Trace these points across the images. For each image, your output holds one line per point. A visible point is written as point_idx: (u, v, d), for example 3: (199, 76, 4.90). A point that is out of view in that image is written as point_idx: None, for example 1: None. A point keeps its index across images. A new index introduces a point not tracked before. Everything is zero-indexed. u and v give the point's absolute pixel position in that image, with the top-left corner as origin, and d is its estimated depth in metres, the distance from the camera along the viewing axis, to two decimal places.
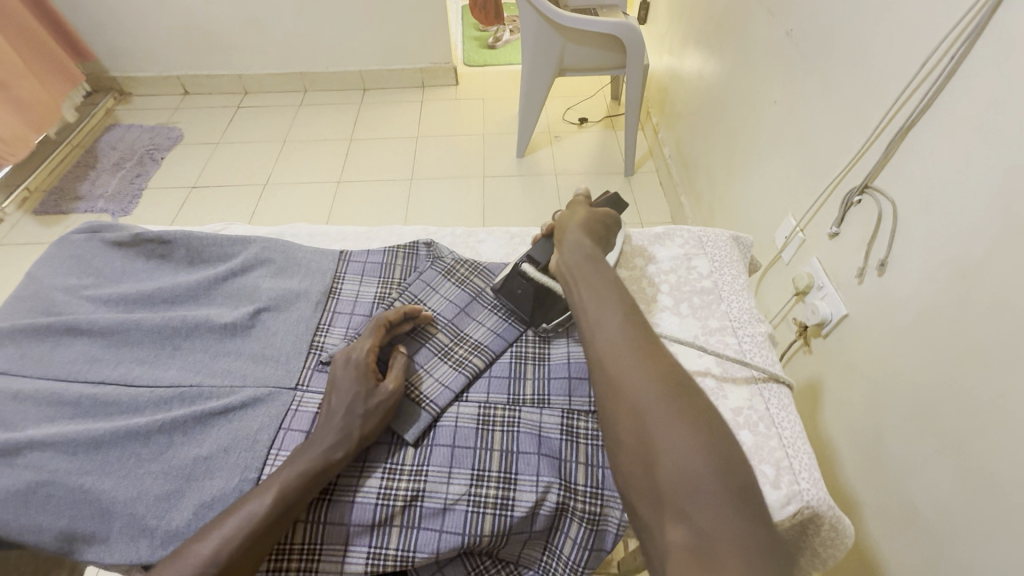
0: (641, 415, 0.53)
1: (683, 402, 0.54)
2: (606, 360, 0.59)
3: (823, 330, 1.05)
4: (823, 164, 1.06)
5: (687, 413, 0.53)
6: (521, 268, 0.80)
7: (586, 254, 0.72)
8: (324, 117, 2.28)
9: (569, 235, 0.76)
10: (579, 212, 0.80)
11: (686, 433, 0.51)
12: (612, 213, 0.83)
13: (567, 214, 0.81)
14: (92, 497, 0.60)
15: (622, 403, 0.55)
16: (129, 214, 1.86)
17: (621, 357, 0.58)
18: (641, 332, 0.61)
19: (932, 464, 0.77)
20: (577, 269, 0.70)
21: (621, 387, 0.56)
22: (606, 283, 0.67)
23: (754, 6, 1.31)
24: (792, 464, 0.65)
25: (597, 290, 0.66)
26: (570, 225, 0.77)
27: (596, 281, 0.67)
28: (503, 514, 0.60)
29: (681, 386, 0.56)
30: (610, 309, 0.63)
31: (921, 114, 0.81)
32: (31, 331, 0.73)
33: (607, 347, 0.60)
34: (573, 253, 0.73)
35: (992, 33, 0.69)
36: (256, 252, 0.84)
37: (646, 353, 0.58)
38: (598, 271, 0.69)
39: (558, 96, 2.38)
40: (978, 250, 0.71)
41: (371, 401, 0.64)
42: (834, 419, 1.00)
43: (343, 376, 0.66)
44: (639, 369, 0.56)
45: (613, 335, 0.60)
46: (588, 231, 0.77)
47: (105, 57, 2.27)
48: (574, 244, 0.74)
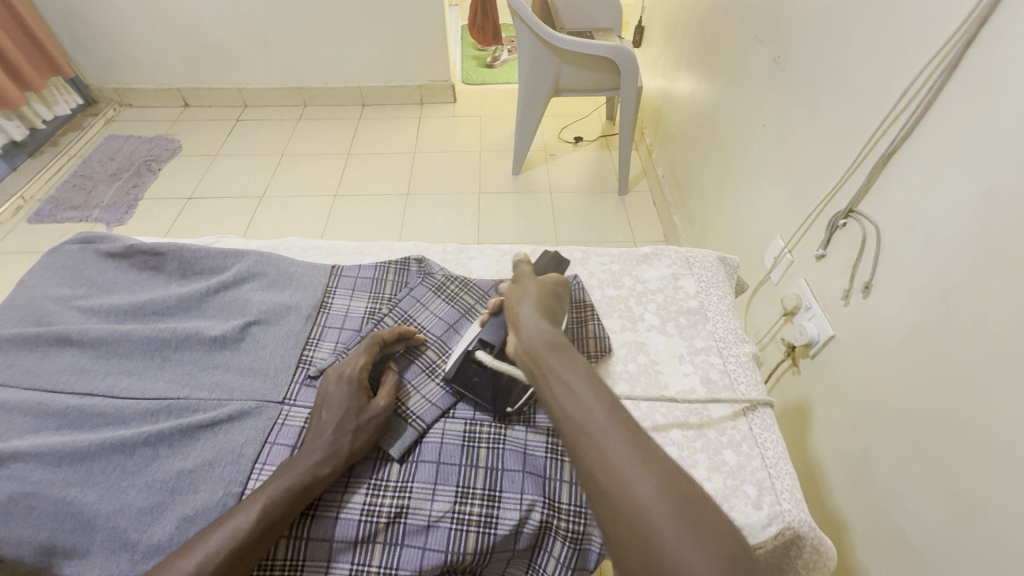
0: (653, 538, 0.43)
1: (690, 508, 0.45)
2: (596, 469, 0.48)
3: (809, 350, 1.07)
4: (810, 187, 1.08)
5: (693, 520, 0.44)
6: (473, 354, 0.71)
7: (547, 334, 0.63)
8: (323, 131, 2.31)
9: (526, 313, 0.67)
10: (530, 288, 0.72)
11: (705, 550, 0.41)
12: (559, 279, 0.76)
13: (516, 289, 0.73)
14: (75, 510, 0.60)
15: (627, 522, 0.44)
16: (124, 224, 1.87)
17: (613, 462, 0.48)
18: (627, 424, 0.51)
19: (919, 488, 0.77)
20: (542, 354, 0.60)
21: (623, 501, 0.45)
22: (578, 369, 0.57)
23: (743, 32, 1.35)
24: (774, 484, 0.66)
25: (569, 378, 0.56)
26: (522, 303, 0.69)
27: (564, 367, 0.57)
28: (486, 533, 0.60)
29: (681, 487, 0.46)
30: (589, 401, 0.53)
31: (902, 143, 0.84)
32: (20, 340, 0.74)
33: (595, 451, 0.49)
34: (533, 336, 0.63)
35: (968, 65, 0.72)
36: (248, 266, 0.85)
37: (640, 453, 0.48)
38: (564, 356, 0.59)
39: (554, 115, 2.43)
40: (958, 274, 0.73)
41: (362, 418, 0.65)
42: (822, 440, 1.01)
43: (335, 392, 0.66)
44: (637, 474, 0.46)
45: (598, 433, 0.50)
46: (544, 307, 0.69)
47: (107, 68, 2.30)
48: (532, 324, 0.65)
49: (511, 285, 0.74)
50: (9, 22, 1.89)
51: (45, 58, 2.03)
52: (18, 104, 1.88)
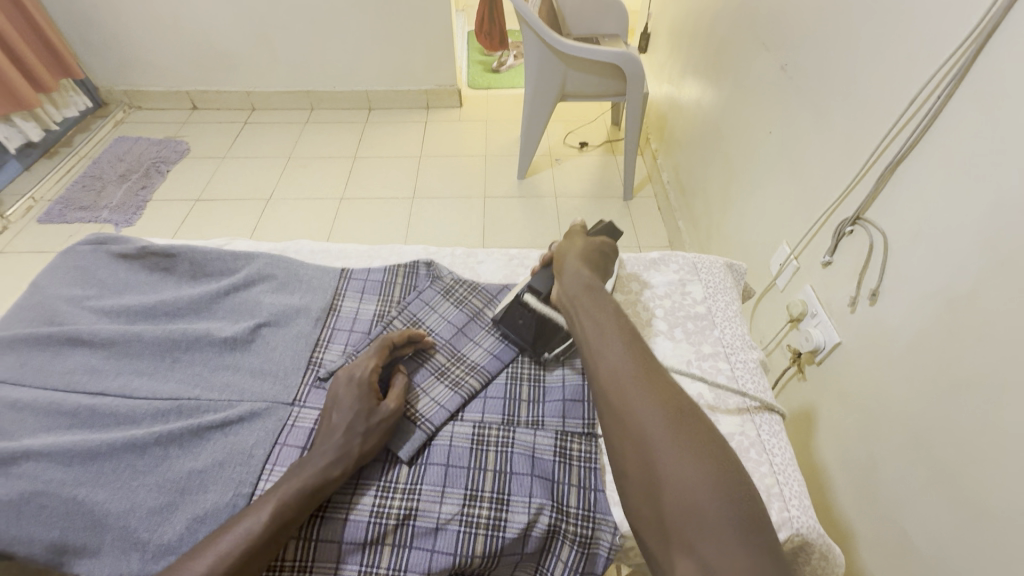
0: (648, 449, 0.48)
1: (690, 428, 0.49)
2: (609, 392, 0.53)
3: (816, 357, 1.06)
4: (816, 194, 1.09)
5: (688, 435, 0.48)
6: (521, 298, 0.79)
7: (586, 280, 0.67)
8: (330, 135, 2.33)
9: (569, 264, 0.72)
10: (577, 242, 0.77)
11: (694, 461, 0.47)
12: (608, 243, 0.80)
13: (565, 242, 0.78)
14: (86, 509, 0.60)
15: (628, 434, 0.50)
16: (132, 225, 1.88)
17: (624, 385, 0.53)
18: (642, 358, 0.56)
19: (925, 495, 0.77)
20: (577, 296, 0.65)
21: (626, 417, 0.51)
22: (609, 310, 0.62)
23: (750, 39, 1.36)
24: (782, 490, 0.66)
25: (599, 319, 0.61)
26: (568, 254, 0.74)
27: (596, 308, 0.63)
28: (495, 536, 0.60)
29: (687, 411, 0.51)
30: (612, 337, 0.58)
31: (909, 151, 0.84)
32: (33, 340, 0.74)
33: (611, 375, 0.54)
34: (572, 281, 0.68)
35: (977, 74, 0.72)
36: (259, 268, 0.86)
37: (649, 380, 0.53)
38: (597, 299, 0.64)
39: (559, 120, 2.44)
40: (965, 282, 0.73)
41: (373, 419, 0.65)
42: (827, 447, 1.01)
43: (345, 393, 0.67)
44: (642, 398, 0.51)
45: (615, 363, 0.55)
46: (587, 260, 0.73)
47: (118, 70, 2.32)
48: (573, 272, 0.70)
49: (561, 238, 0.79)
50: (19, 21, 1.90)
51: (56, 60, 2.05)
52: (34, 105, 1.91)
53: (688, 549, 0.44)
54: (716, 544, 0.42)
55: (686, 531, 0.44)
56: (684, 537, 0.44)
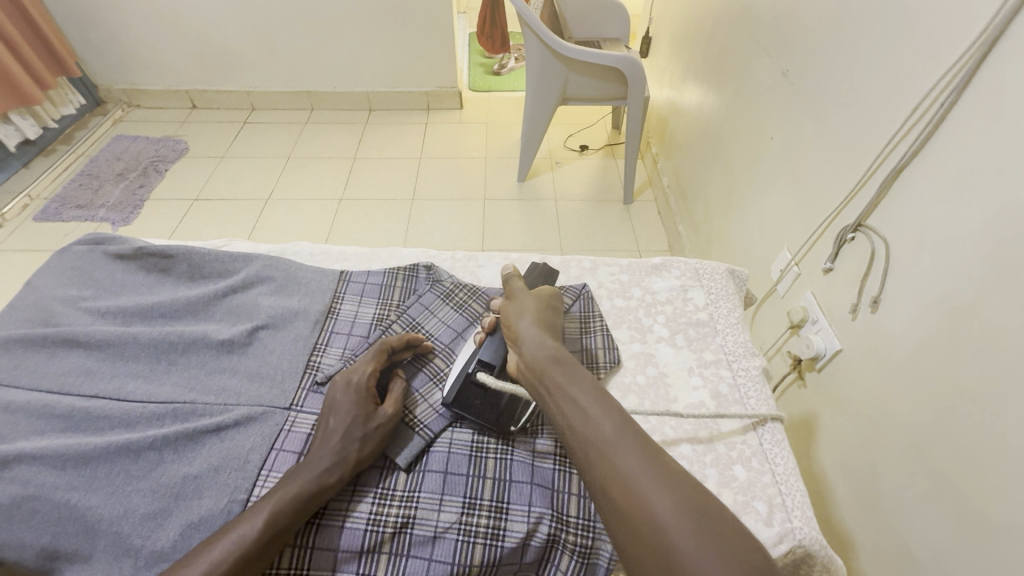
0: (669, 553, 0.44)
1: (703, 519, 0.45)
2: (612, 490, 0.49)
3: (816, 364, 1.06)
4: (817, 201, 1.08)
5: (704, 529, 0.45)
6: (474, 376, 0.70)
7: (552, 350, 0.62)
8: (330, 135, 2.32)
9: (526, 330, 0.66)
10: (527, 302, 0.72)
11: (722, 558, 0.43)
12: (551, 291, 0.76)
13: (512, 303, 0.72)
14: (77, 514, 0.59)
15: (642, 537, 0.45)
16: (130, 224, 1.87)
17: (626, 480, 0.48)
18: (635, 438, 0.51)
19: (927, 505, 0.77)
20: (549, 372, 0.60)
21: (636, 519, 0.46)
22: (585, 385, 0.57)
23: (751, 45, 1.36)
24: (784, 501, 0.65)
25: (577, 397, 0.56)
26: (522, 318, 0.69)
27: (572, 385, 0.57)
28: (493, 545, 0.59)
29: (692, 494, 0.47)
30: (599, 419, 0.53)
31: (911, 158, 0.84)
32: (27, 341, 0.73)
33: (610, 468, 0.50)
34: (537, 352, 0.62)
35: (980, 82, 0.72)
36: (257, 270, 0.85)
37: (650, 467, 0.49)
38: (569, 373, 0.59)
39: (560, 123, 2.44)
40: (968, 290, 0.73)
41: (370, 426, 0.64)
42: (827, 455, 1.00)
43: (343, 399, 0.66)
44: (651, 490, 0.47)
45: (612, 451, 0.50)
46: (542, 321, 0.68)
47: (118, 69, 2.31)
48: (535, 341, 0.64)
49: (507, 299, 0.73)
50: (15, 15, 1.88)
51: (54, 58, 2.04)
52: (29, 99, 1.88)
53: None
54: None
55: None
56: None
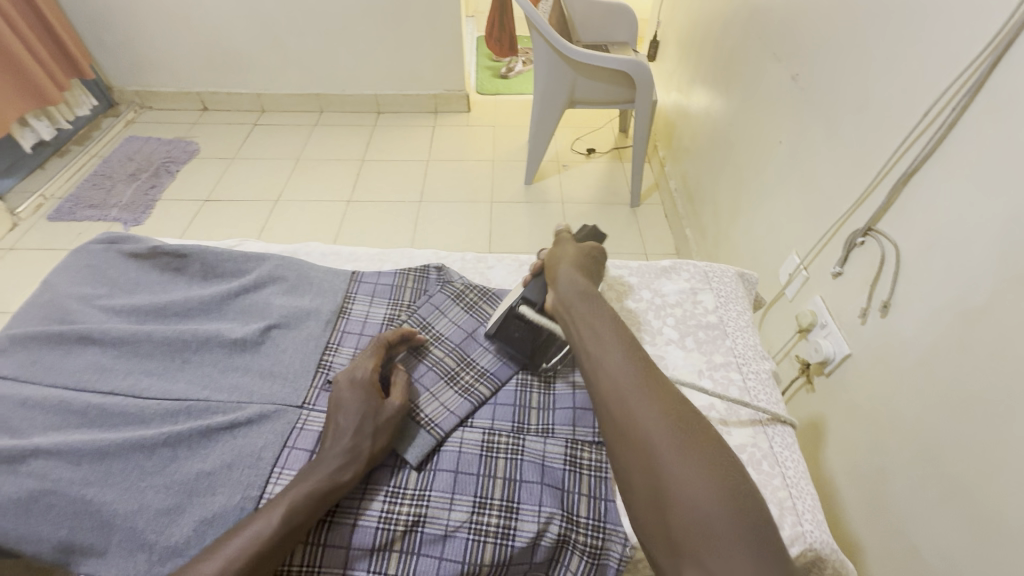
0: (654, 457, 0.50)
1: (691, 439, 0.51)
2: (611, 402, 0.55)
3: (825, 368, 1.06)
4: (826, 204, 1.08)
5: (690, 446, 0.50)
6: (518, 309, 0.76)
7: (583, 290, 0.68)
8: (338, 137, 2.34)
9: (562, 273, 0.72)
10: (568, 249, 0.77)
11: (698, 467, 0.49)
12: (595, 246, 0.80)
13: (557, 251, 0.77)
14: (93, 509, 0.60)
15: (630, 443, 0.52)
16: (140, 224, 1.89)
17: (626, 397, 0.55)
18: (642, 368, 0.58)
19: (937, 510, 0.76)
20: (575, 307, 0.66)
21: (629, 429, 0.53)
22: (607, 321, 0.64)
23: (761, 49, 1.36)
24: (795, 504, 0.65)
25: (597, 328, 0.63)
26: (562, 262, 0.74)
27: (595, 319, 0.64)
28: (504, 544, 0.59)
29: (686, 419, 0.53)
30: (612, 348, 0.60)
31: (923, 162, 0.83)
32: (43, 338, 0.74)
33: (614, 384, 0.56)
34: (568, 291, 0.69)
35: (992, 87, 0.72)
36: (270, 269, 0.86)
37: (650, 390, 0.55)
38: (595, 309, 0.65)
39: (567, 126, 2.44)
40: (979, 295, 0.73)
41: (380, 419, 0.65)
42: (836, 460, 1.00)
43: (349, 396, 0.66)
44: (646, 405, 0.54)
45: (616, 373, 0.57)
46: (580, 268, 0.73)
47: (130, 71, 2.34)
48: (569, 281, 0.70)
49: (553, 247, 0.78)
50: (30, 16, 1.90)
51: (68, 58, 2.06)
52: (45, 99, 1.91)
53: (696, 561, 0.45)
54: (725, 554, 0.44)
55: (696, 544, 0.45)
56: (693, 550, 0.45)
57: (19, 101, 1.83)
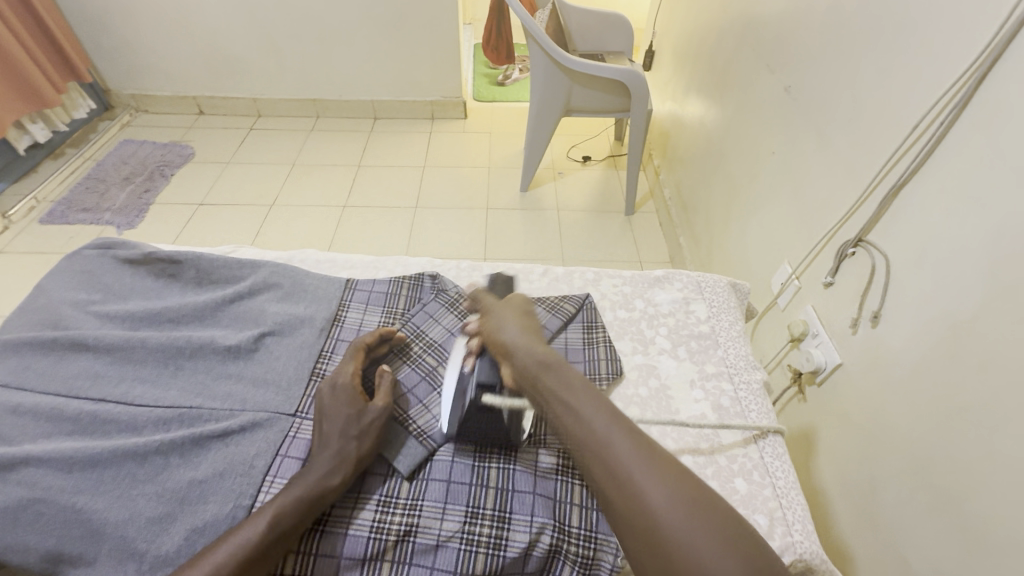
0: (671, 545, 0.46)
1: (700, 510, 0.47)
2: (612, 486, 0.51)
3: (816, 378, 1.06)
4: (817, 215, 1.10)
5: (702, 520, 0.47)
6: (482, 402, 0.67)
7: (540, 354, 0.63)
8: (334, 142, 2.34)
9: (513, 338, 0.67)
10: (506, 313, 0.72)
11: (715, 544, 0.45)
12: (522, 299, 0.76)
13: (493, 317, 0.72)
14: (83, 517, 0.59)
15: (642, 531, 0.48)
16: (134, 228, 1.88)
17: (625, 477, 0.50)
18: (632, 436, 0.53)
19: (927, 520, 0.77)
20: (540, 374, 0.61)
21: (638, 516, 0.48)
22: (578, 386, 0.58)
23: (754, 61, 1.38)
24: (785, 515, 0.66)
25: (568, 399, 0.57)
26: (505, 327, 0.69)
27: (564, 387, 0.59)
28: (496, 554, 0.59)
29: (688, 487, 0.49)
30: (596, 419, 0.55)
31: (912, 175, 0.85)
32: (36, 344, 0.74)
33: (608, 461, 0.52)
34: (527, 357, 0.63)
35: (979, 103, 0.74)
36: (265, 276, 0.86)
37: (647, 461, 0.51)
38: (560, 375, 0.60)
39: (563, 134, 2.46)
40: (968, 307, 0.74)
41: (364, 421, 0.65)
42: (827, 469, 1.01)
43: (331, 402, 0.67)
44: (649, 482, 0.49)
45: (607, 451, 0.52)
46: (528, 329, 0.69)
47: (127, 74, 2.34)
48: (523, 346, 0.65)
49: (488, 313, 0.73)
50: (26, 17, 1.90)
51: (63, 59, 2.05)
52: (39, 97, 1.88)
53: None
54: None
55: None
56: None
57: (15, 103, 1.82)
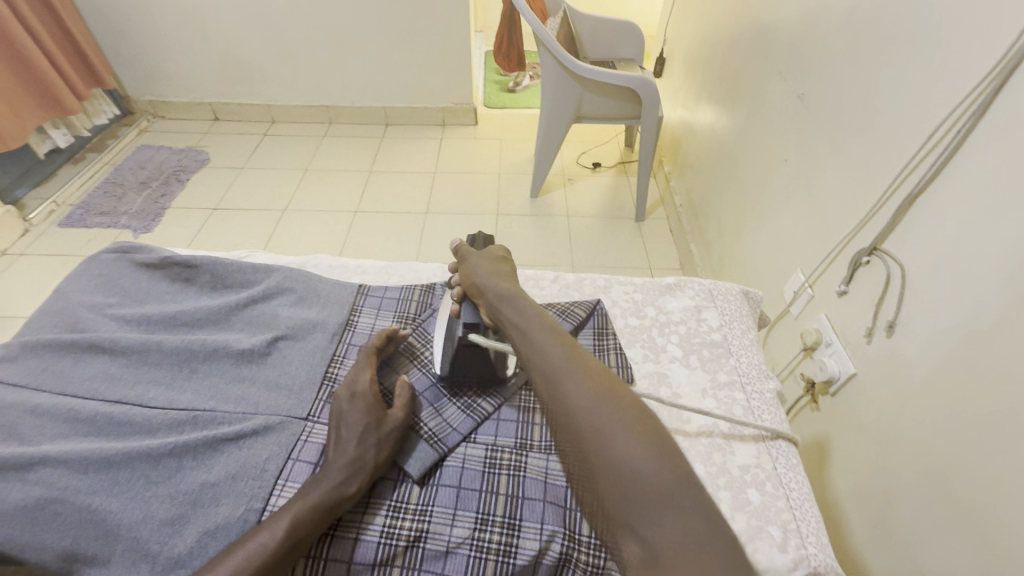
0: (584, 432, 0.49)
1: (620, 407, 0.49)
2: (544, 387, 0.54)
3: (830, 388, 1.05)
4: (831, 223, 1.08)
5: (617, 414, 0.49)
6: (468, 339, 0.71)
7: (504, 287, 0.67)
8: (347, 148, 2.37)
9: (482, 277, 0.71)
10: (482, 256, 0.76)
11: (626, 432, 0.47)
12: (500, 249, 0.79)
13: (470, 260, 0.75)
14: (99, 518, 0.60)
15: (564, 424, 0.51)
16: (150, 232, 1.91)
17: (556, 378, 0.53)
18: (572, 347, 0.56)
19: (944, 535, 0.75)
20: (500, 302, 0.65)
21: (561, 410, 0.51)
22: (533, 311, 0.62)
23: (767, 68, 1.38)
24: (799, 527, 0.65)
25: (521, 320, 0.61)
26: (478, 268, 0.73)
27: (520, 311, 0.63)
28: (505, 562, 0.59)
29: (615, 388, 0.52)
30: (541, 334, 0.58)
31: (928, 184, 0.84)
32: (55, 346, 0.75)
33: (542, 367, 0.55)
34: (492, 288, 0.68)
35: (995, 111, 0.73)
36: (278, 281, 0.87)
37: (580, 366, 0.54)
38: (518, 303, 0.64)
39: (573, 141, 2.47)
40: (984, 318, 0.73)
41: (383, 431, 0.66)
42: (841, 481, 0.99)
43: (350, 409, 0.67)
44: (574, 379, 0.52)
45: (545, 358, 0.56)
46: (497, 269, 0.73)
47: (146, 81, 2.39)
48: (490, 281, 0.69)
49: (466, 258, 0.76)
50: (52, 26, 1.95)
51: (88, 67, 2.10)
52: (60, 104, 1.92)
53: (632, 528, 0.44)
54: (657, 515, 0.43)
55: (629, 511, 0.44)
56: (628, 518, 0.44)
57: (37, 111, 1.87)
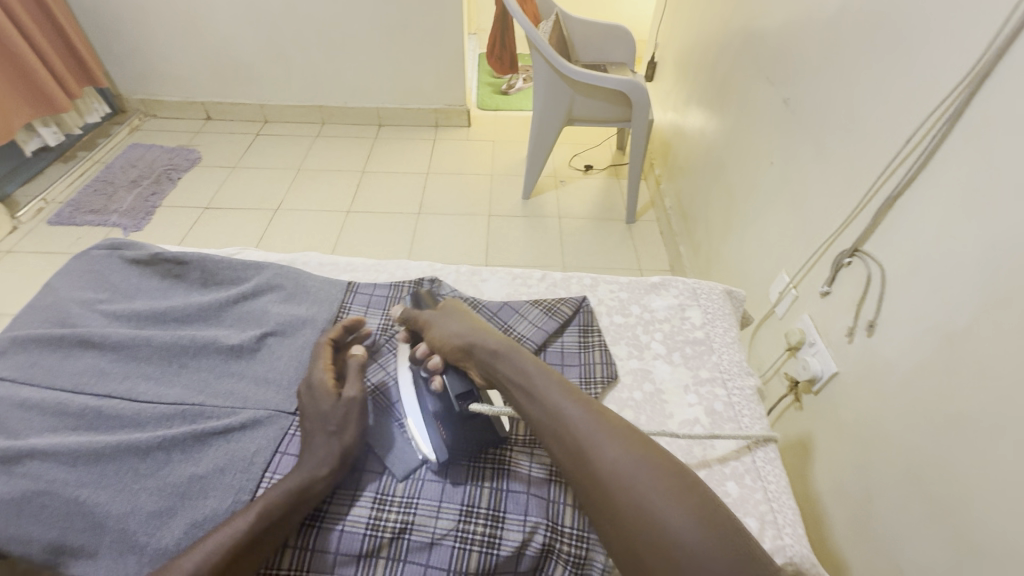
0: (624, 497, 0.50)
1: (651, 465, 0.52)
2: (570, 452, 0.55)
3: (813, 387, 1.07)
4: (814, 225, 1.11)
5: (652, 473, 0.51)
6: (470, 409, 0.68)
7: (497, 341, 0.68)
8: (339, 149, 2.37)
9: (471, 330, 0.71)
10: (458, 311, 0.76)
11: (666, 493, 0.49)
12: (454, 303, 0.79)
13: (447, 317, 0.75)
14: (86, 510, 0.61)
15: (598, 491, 0.52)
16: (140, 230, 1.90)
17: (583, 442, 0.55)
18: (588, 406, 0.58)
19: (921, 529, 0.77)
20: (500, 359, 0.66)
21: (595, 476, 0.53)
22: (538, 369, 0.63)
23: (754, 73, 1.40)
24: (776, 518, 0.67)
25: (530, 379, 0.62)
26: (462, 323, 0.73)
27: (525, 371, 0.63)
28: (489, 553, 0.60)
29: (641, 443, 0.54)
30: (556, 394, 0.60)
31: (907, 186, 0.86)
32: (44, 340, 0.76)
33: (565, 430, 0.56)
34: (486, 343, 0.68)
35: (971, 116, 0.75)
36: (268, 278, 0.88)
37: (604, 425, 0.56)
38: (519, 359, 0.65)
39: (565, 143, 2.49)
40: (960, 318, 0.75)
41: (339, 414, 0.66)
42: (823, 477, 1.01)
43: (309, 401, 0.68)
44: (600, 442, 0.54)
45: (566, 422, 0.57)
46: (480, 322, 0.73)
47: (137, 80, 2.38)
48: (481, 333, 0.69)
49: (442, 315, 0.76)
50: (45, 25, 1.95)
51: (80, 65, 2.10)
52: (52, 103, 1.93)
53: None
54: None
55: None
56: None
57: (26, 110, 1.86)
